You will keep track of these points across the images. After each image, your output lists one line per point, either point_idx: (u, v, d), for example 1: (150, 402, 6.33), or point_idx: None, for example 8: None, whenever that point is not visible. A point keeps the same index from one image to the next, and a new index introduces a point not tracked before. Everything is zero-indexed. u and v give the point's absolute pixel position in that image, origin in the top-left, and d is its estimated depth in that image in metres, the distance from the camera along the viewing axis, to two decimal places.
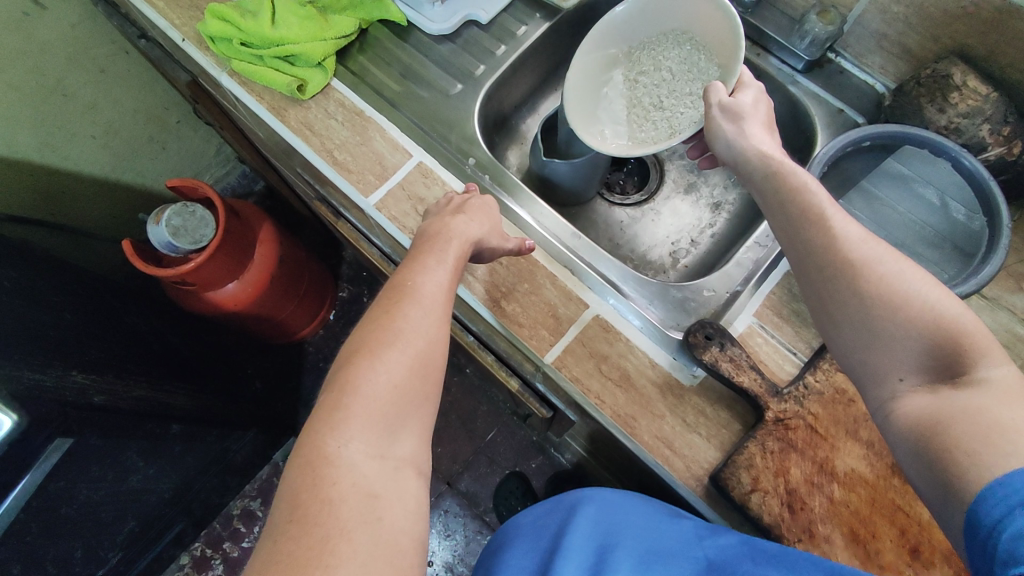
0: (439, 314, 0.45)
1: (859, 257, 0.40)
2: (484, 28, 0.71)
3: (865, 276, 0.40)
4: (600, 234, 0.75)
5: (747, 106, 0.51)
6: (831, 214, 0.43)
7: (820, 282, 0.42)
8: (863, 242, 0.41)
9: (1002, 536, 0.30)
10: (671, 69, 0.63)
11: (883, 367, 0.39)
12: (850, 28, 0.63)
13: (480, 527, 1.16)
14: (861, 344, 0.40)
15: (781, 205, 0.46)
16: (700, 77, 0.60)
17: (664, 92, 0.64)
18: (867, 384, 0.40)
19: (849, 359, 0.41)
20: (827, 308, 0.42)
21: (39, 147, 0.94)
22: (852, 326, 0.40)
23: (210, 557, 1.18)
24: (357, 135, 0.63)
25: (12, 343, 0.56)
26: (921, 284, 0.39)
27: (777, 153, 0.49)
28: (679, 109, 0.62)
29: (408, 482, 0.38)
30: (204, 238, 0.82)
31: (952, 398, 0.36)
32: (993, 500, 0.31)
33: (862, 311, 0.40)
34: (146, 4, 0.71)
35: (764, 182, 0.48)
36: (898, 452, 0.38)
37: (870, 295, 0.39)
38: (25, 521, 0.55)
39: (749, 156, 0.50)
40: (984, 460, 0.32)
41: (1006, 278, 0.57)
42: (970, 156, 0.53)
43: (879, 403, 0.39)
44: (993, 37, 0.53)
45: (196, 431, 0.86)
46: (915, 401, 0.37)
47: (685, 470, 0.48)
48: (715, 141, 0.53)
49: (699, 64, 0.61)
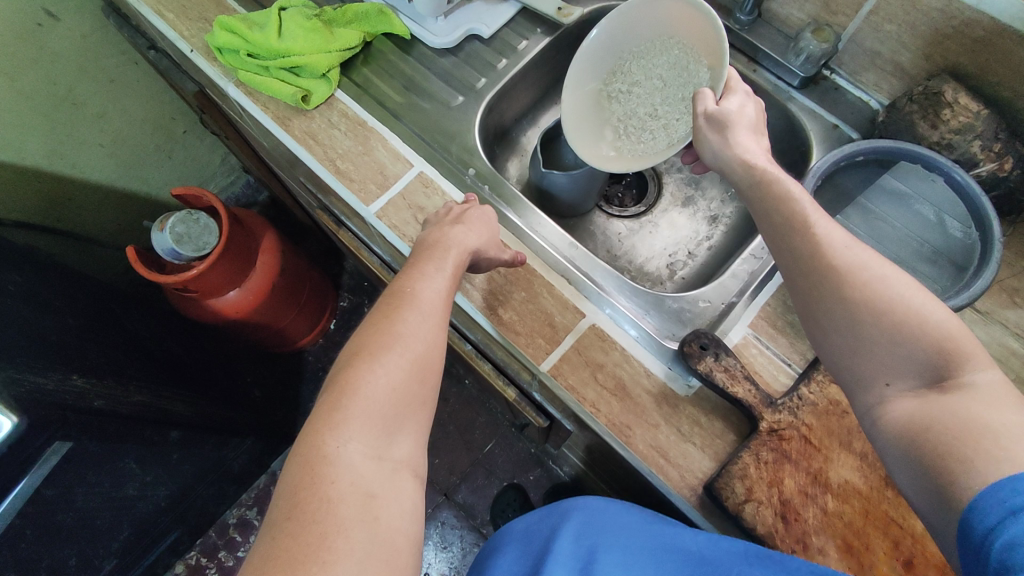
0: (436, 321, 0.45)
1: (842, 263, 0.40)
2: (486, 42, 0.72)
3: (850, 282, 0.40)
4: (598, 245, 0.75)
5: (734, 114, 0.51)
6: (814, 220, 0.43)
7: (808, 289, 0.43)
8: (847, 247, 0.41)
9: (995, 543, 0.30)
10: (663, 76, 0.63)
11: (870, 372, 0.39)
12: (844, 46, 0.64)
13: (477, 539, 1.15)
14: (848, 350, 0.40)
15: (766, 213, 0.46)
16: (690, 81, 0.60)
17: (658, 100, 0.64)
18: (856, 388, 0.41)
19: (837, 364, 0.42)
20: (815, 314, 0.42)
21: (47, 155, 0.96)
22: (838, 331, 0.41)
23: (205, 566, 1.17)
24: (360, 145, 0.64)
25: (13, 347, 0.56)
26: (907, 289, 0.39)
27: (765, 159, 0.49)
28: (674, 115, 0.62)
29: (405, 484, 0.38)
30: (208, 246, 0.82)
31: (939, 403, 0.36)
32: (987, 506, 0.31)
33: (847, 318, 0.40)
34: (156, 15, 0.73)
35: (753, 188, 0.48)
36: (889, 458, 0.38)
37: (856, 300, 0.39)
38: (21, 526, 0.55)
39: (733, 165, 0.50)
40: (977, 466, 0.32)
41: (1000, 293, 0.57)
42: (961, 171, 0.54)
43: (867, 408, 0.40)
44: (984, 55, 0.54)
45: (193, 438, 0.85)
46: (903, 406, 0.37)
47: (679, 479, 0.48)
48: (703, 149, 0.53)
49: (688, 67, 0.60)
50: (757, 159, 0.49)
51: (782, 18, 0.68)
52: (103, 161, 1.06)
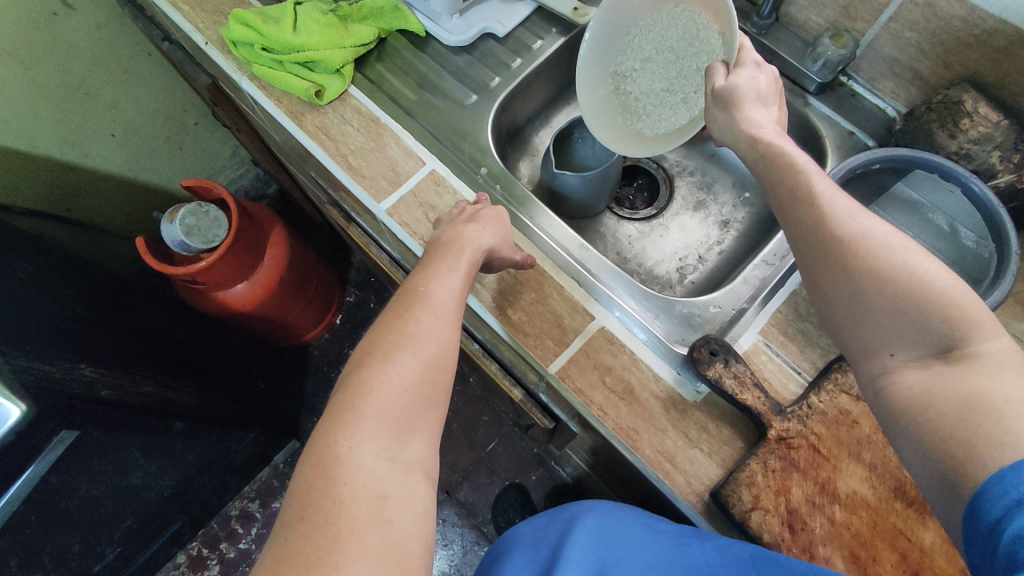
0: (449, 320, 0.45)
1: (846, 233, 0.39)
2: (500, 41, 0.72)
3: (855, 253, 0.39)
4: (608, 247, 0.75)
5: (743, 88, 0.50)
6: (820, 191, 0.42)
7: (811, 261, 0.42)
8: (851, 216, 0.40)
9: (1002, 536, 0.30)
10: (674, 48, 0.60)
11: (875, 341, 0.39)
12: (862, 53, 0.64)
13: (478, 537, 1.15)
14: (852, 321, 0.40)
15: (772, 187, 0.45)
16: (704, 49, 0.57)
17: (673, 73, 0.61)
18: (860, 358, 0.40)
19: (841, 334, 0.41)
20: (820, 288, 0.42)
21: (60, 144, 0.96)
22: (844, 302, 0.40)
23: (206, 557, 1.18)
24: (373, 141, 0.64)
25: (24, 335, 0.57)
26: (912, 256, 0.38)
27: (775, 134, 0.47)
28: (692, 88, 0.59)
29: (417, 486, 0.38)
30: (217, 238, 0.82)
31: (943, 375, 0.35)
32: (992, 497, 0.30)
33: (852, 288, 0.39)
34: (171, 7, 0.73)
35: (759, 165, 0.47)
36: (892, 432, 0.38)
37: (858, 271, 0.38)
38: (24, 514, 0.55)
39: (741, 141, 0.49)
40: (980, 452, 0.31)
41: (1014, 305, 0.56)
42: (980, 183, 0.53)
43: (871, 379, 0.39)
44: (1005, 65, 0.53)
45: (197, 429, 0.85)
46: (906, 378, 0.37)
47: (685, 485, 0.48)
48: (712, 124, 0.53)
49: (698, 36, 0.57)
50: (765, 133, 0.47)
51: (800, 23, 0.68)
52: (115, 151, 1.06)
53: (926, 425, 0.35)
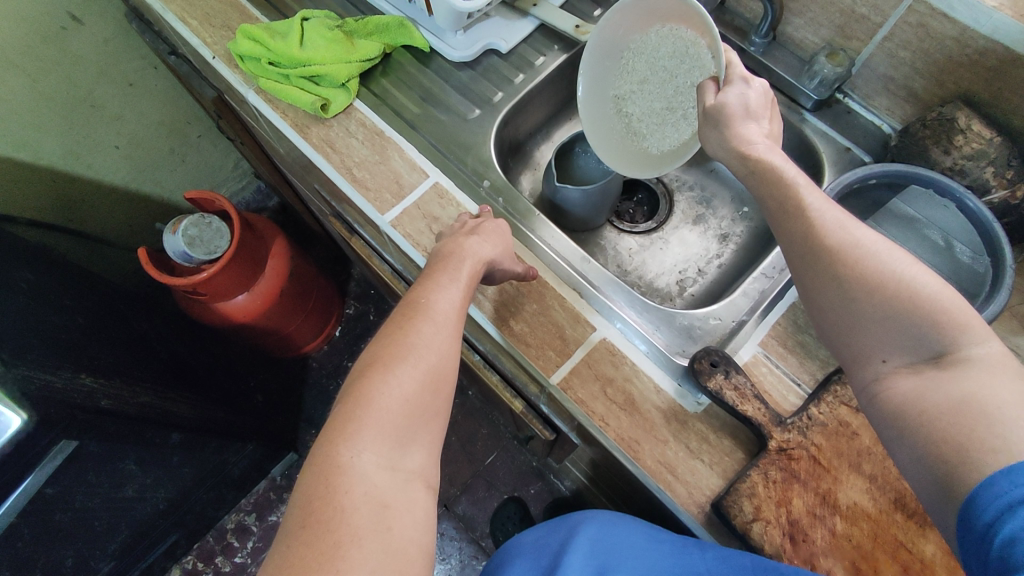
0: (450, 331, 0.45)
1: (834, 241, 0.40)
2: (503, 57, 0.73)
3: (843, 262, 0.39)
4: (608, 260, 0.76)
5: (731, 105, 0.50)
6: (809, 203, 0.43)
7: (803, 271, 0.42)
8: (839, 226, 0.41)
9: (997, 538, 0.30)
10: (667, 67, 0.61)
11: (869, 347, 0.39)
12: (858, 71, 0.65)
13: (476, 552, 1.14)
14: (846, 329, 0.40)
15: (764, 199, 0.46)
16: (695, 65, 0.58)
17: (670, 91, 0.62)
18: (855, 365, 0.41)
19: (836, 342, 0.42)
20: (813, 298, 0.42)
21: (64, 155, 0.97)
22: (835, 310, 0.40)
23: (201, 571, 1.16)
24: (377, 154, 0.65)
25: (27, 344, 0.57)
26: (900, 262, 0.38)
27: (766, 149, 0.48)
28: (688, 103, 0.60)
29: (418, 495, 0.38)
30: (219, 249, 0.83)
31: (935, 380, 0.35)
32: (984, 500, 0.31)
33: (842, 296, 0.39)
34: (180, 22, 0.74)
35: (751, 180, 0.48)
36: (887, 438, 0.38)
37: (847, 279, 0.39)
38: (20, 525, 0.55)
39: (734, 153, 0.50)
40: (972, 457, 0.32)
41: (1010, 318, 0.56)
42: (974, 199, 0.53)
43: (866, 385, 0.40)
44: (997, 85, 0.54)
45: (195, 441, 0.85)
46: (899, 383, 0.37)
47: (687, 496, 0.48)
48: (705, 139, 0.53)
49: (688, 52, 0.58)
50: (755, 148, 0.48)
51: (797, 42, 0.70)
52: (118, 162, 1.07)
53: (920, 431, 0.35)
